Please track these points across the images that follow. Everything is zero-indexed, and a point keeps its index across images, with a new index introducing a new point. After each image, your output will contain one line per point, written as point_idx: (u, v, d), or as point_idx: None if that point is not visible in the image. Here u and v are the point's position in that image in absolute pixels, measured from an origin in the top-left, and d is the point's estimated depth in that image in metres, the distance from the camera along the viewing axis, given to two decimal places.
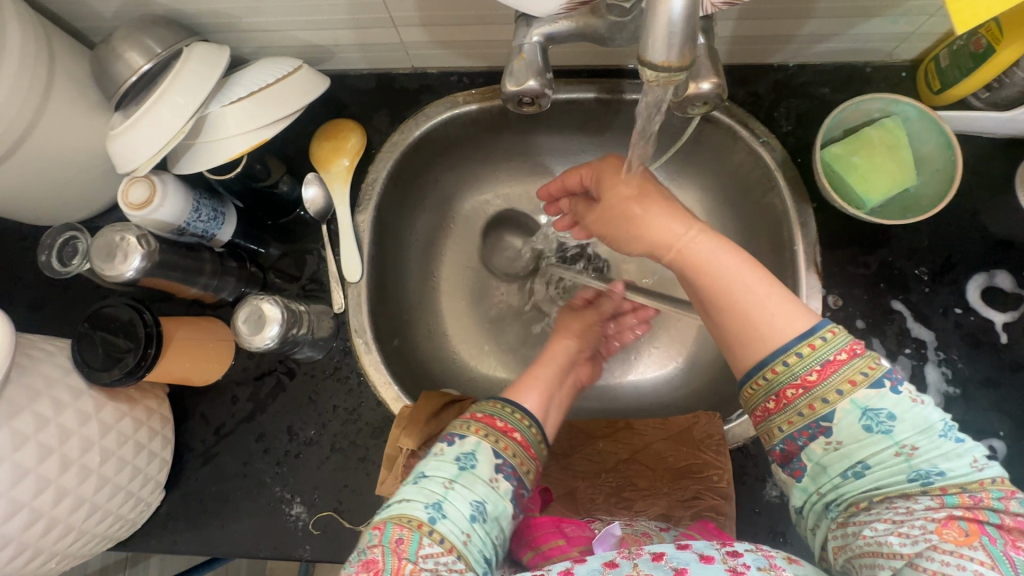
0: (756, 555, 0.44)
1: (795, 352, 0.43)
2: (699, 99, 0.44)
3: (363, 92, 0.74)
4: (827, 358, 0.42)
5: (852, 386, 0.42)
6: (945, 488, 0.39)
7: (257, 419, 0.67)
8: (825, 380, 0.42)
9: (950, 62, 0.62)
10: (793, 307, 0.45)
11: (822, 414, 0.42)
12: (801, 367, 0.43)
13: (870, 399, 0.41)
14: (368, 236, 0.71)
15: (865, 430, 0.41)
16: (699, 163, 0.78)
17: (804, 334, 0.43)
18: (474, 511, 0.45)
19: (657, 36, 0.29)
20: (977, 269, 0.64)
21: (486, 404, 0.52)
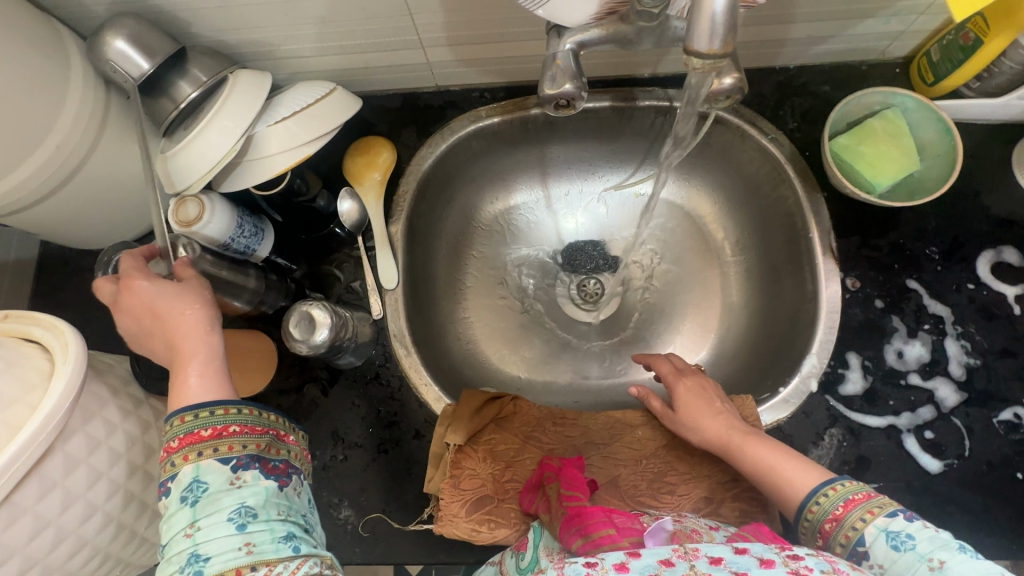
0: (817, 558, 0.40)
1: (823, 493, 0.48)
2: (723, 94, 0.48)
3: (390, 111, 0.78)
4: (849, 497, 0.46)
5: (872, 514, 0.44)
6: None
7: (302, 426, 0.68)
8: (850, 513, 0.46)
9: (941, 56, 0.67)
10: (805, 470, 0.50)
11: (857, 542, 0.45)
12: (830, 504, 0.47)
13: (889, 521, 0.43)
14: (402, 245, 0.74)
15: (893, 550, 0.42)
16: (709, 162, 0.82)
17: (827, 480, 0.48)
18: (235, 518, 0.42)
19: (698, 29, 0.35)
20: (984, 246, 0.67)
21: (173, 428, 0.45)
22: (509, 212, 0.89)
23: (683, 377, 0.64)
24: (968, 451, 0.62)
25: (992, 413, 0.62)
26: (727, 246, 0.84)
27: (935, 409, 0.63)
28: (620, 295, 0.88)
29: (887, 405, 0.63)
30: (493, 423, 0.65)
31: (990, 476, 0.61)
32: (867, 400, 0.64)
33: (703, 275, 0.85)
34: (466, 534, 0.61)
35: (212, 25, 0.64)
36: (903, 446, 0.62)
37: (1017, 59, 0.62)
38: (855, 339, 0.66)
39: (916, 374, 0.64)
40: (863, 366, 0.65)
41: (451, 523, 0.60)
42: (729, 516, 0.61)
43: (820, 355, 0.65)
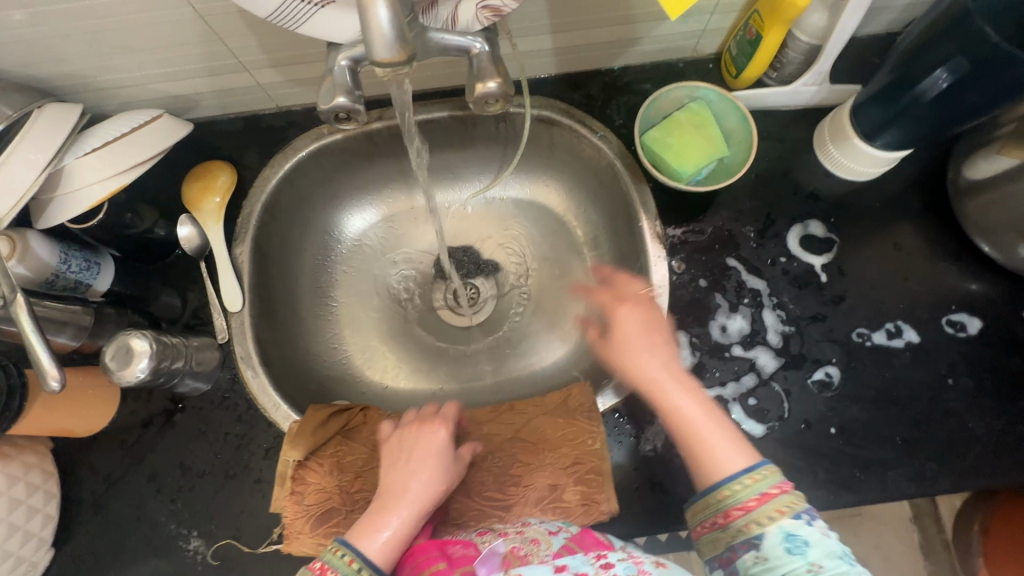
0: (627, 564, 0.50)
1: (740, 481, 0.51)
2: (491, 97, 0.51)
3: (232, 134, 0.78)
4: (763, 490, 0.49)
5: (779, 513, 0.48)
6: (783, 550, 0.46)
7: (148, 459, 0.67)
8: (761, 506, 0.49)
9: (738, 51, 0.73)
10: (733, 449, 0.53)
11: (756, 534, 0.48)
12: (743, 494, 0.50)
13: (792, 524, 0.47)
14: (249, 266, 0.74)
15: (786, 551, 0.46)
16: (556, 163, 0.86)
17: (747, 469, 0.51)
18: None
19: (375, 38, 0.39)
20: (794, 221, 0.73)
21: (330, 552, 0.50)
22: (374, 225, 0.90)
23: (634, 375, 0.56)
24: (788, 413, 0.66)
25: (807, 374, 0.67)
26: (585, 241, 0.88)
27: (757, 376, 0.67)
28: (495, 295, 0.90)
29: (713, 377, 0.67)
30: (339, 435, 0.66)
31: (808, 434, 0.65)
32: (696, 374, 0.68)
33: (567, 272, 0.88)
34: (313, 550, 0.60)
35: (12, 62, 0.62)
36: (730, 414, 0.66)
37: (798, 48, 0.69)
38: (683, 319, 0.70)
39: (738, 345, 0.68)
40: (691, 342, 0.69)
41: (297, 539, 0.60)
42: (571, 501, 0.62)
43: None
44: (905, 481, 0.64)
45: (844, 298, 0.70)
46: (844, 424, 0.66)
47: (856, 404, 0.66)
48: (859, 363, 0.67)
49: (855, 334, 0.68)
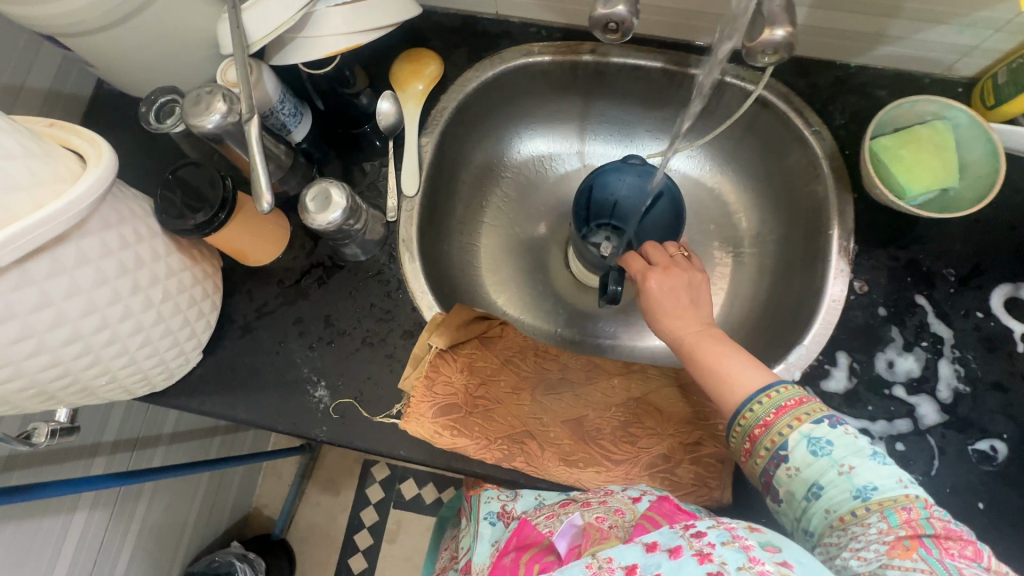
0: (719, 531, 0.42)
1: (757, 401, 0.52)
2: (771, 47, 0.48)
3: (446, 29, 0.79)
4: (782, 403, 0.51)
5: (799, 421, 0.50)
6: (883, 502, 0.44)
7: (298, 304, 0.71)
8: (780, 419, 0.51)
9: (1007, 79, 0.65)
10: (758, 368, 0.56)
11: (780, 445, 0.50)
12: (763, 411, 0.52)
13: (813, 428, 0.49)
14: (429, 158, 0.75)
15: (812, 454, 0.48)
16: (746, 148, 0.81)
17: (761, 388, 0.53)
18: (488, 516, 0.67)
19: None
20: (1004, 279, 0.66)
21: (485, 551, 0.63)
22: (539, 157, 0.89)
23: (677, 264, 0.67)
24: (936, 472, 0.61)
25: (969, 440, 0.62)
26: (746, 236, 0.84)
27: (912, 424, 0.63)
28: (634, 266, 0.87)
29: (865, 410, 0.63)
30: (477, 340, 0.67)
31: (951, 501, 0.60)
32: (847, 400, 0.64)
33: (716, 262, 0.84)
34: (428, 435, 0.62)
35: None
36: None
37: None
38: (850, 340, 0.66)
39: (901, 386, 0.64)
40: (850, 367, 0.65)
41: (417, 421, 0.62)
42: (684, 478, 0.61)
43: (810, 346, 0.66)
44: None
45: None
46: (995, 504, 0.60)
47: (1015, 489, 0.61)
48: None
49: None
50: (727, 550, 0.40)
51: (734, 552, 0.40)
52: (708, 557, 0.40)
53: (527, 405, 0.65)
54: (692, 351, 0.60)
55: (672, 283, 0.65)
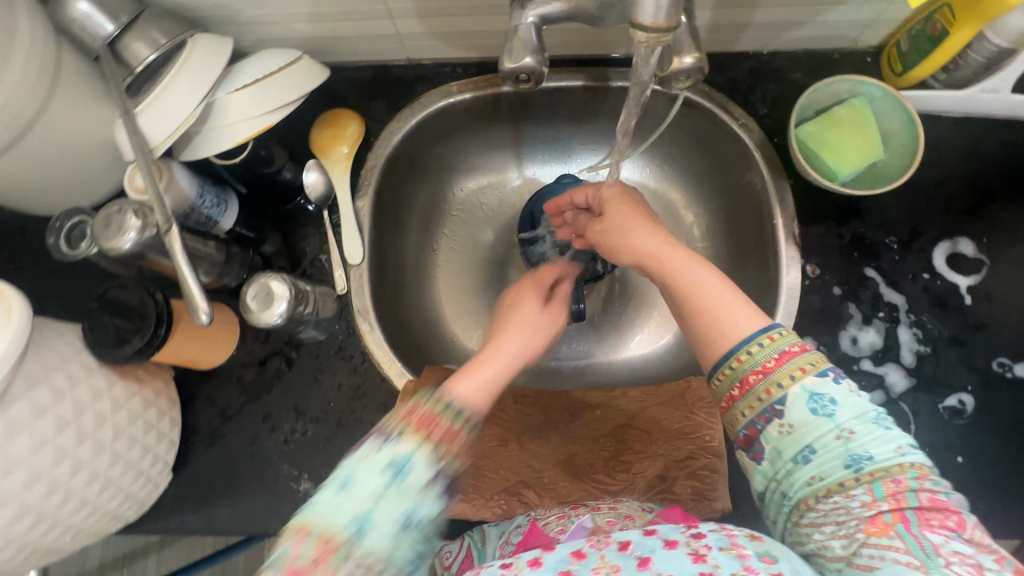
0: (718, 535, 0.42)
1: (756, 343, 0.44)
2: (682, 74, 0.48)
3: (359, 83, 0.76)
4: (784, 349, 0.44)
5: (802, 372, 0.43)
6: (874, 473, 0.40)
7: (263, 399, 0.68)
8: (782, 367, 0.43)
9: (910, 46, 0.68)
10: (754, 309, 0.47)
11: (777, 398, 0.43)
12: (761, 356, 0.44)
13: (817, 384, 0.42)
14: (369, 220, 0.73)
15: (811, 412, 0.42)
16: (681, 147, 0.82)
17: (765, 329, 0.45)
18: (403, 518, 0.40)
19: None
20: (942, 237, 0.68)
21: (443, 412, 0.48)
22: (480, 191, 0.87)
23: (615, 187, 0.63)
24: (914, 436, 0.64)
25: (938, 399, 0.64)
26: (697, 231, 0.84)
27: (884, 395, 0.65)
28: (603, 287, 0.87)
29: None
30: None
31: (932, 461, 0.63)
32: None
33: None
34: None
35: None
36: None
37: (981, 52, 0.63)
38: (812, 324, 0.67)
39: (868, 360, 0.66)
40: (817, 350, 0.66)
41: None
42: (682, 493, 0.62)
43: None
44: None
45: (987, 324, 0.66)
46: (972, 454, 0.63)
47: (987, 436, 0.63)
48: (997, 394, 0.64)
49: (994, 364, 0.65)
50: (722, 553, 0.40)
51: (730, 559, 0.40)
52: (702, 557, 0.40)
53: (516, 454, 0.65)
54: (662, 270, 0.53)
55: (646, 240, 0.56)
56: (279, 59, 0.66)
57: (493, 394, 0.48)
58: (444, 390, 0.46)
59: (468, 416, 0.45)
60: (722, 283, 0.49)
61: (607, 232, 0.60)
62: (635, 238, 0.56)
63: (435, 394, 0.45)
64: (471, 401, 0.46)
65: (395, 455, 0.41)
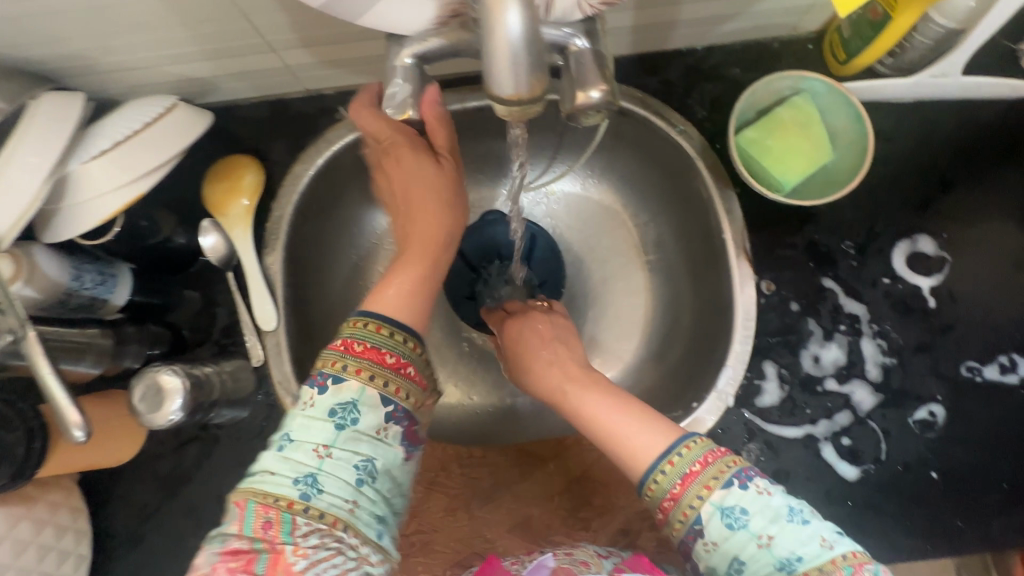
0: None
1: (660, 470, 0.44)
2: (591, 109, 0.41)
3: (254, 123, 0.68)
4: (686, 471, 0.43)
5: (709, 489, 0.42)
6: (806, 573, 0.39)
7: (183, 493, 0.61)
8: (687, 489, 0.43)
9: (851, 32, 0.61)
10: (654, 424, 0.47)
11: (692, 519, 0.42)
12: (668, 483, 0.43)
13: (723, 496, 0.41)
14: (281, 278, 0.65)
15: (727, 528, 0.41)
16: (623, 155, 0.75)
17: (663, 452, 0.44)
18: (358, 473, 0.42)
19: (500, 60, 0.28)
20: (901, 236, 0.64)
21: (351, 328, 0.46)
22: None
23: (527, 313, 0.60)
24: (885, 455, 0.60)
25: (908, 413, 0.61)
26: (647, 244, 0.78)
27: (852, 415, 0.61)
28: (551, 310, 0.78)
29: (804, 414, 0.61)
30: None
31: (904, 480, 0.60)
32: (785, 411, 0.61)
33: (626, 276, 0.78)
34: None
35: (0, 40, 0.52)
36: (821, 455, 0.60)
37: (928, 35, 0.58)
38: (772, 346, 0.62)
39: (832, 378, 0.61)
40: (779, 374, 0.62)
41: None
42: (647, 546, 0.58)
43: (736, 366, 0.61)
44: (1008, 530, 0.59)
45: (954, 326, 0.62)
46: (946, 468, 0.60)
47: (960, 448, 0.60)
48: (967, 401, 0.61)
49: (963, 369, 0.61)
50: None
51: None
52: None
53: (467, 524, 0.60)
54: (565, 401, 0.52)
55: (421, 166, 0.53)
56: (149, 110, 0.57)
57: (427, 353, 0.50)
58: (363, 309, 0.48)
59: (414, 346, 0.46)
60: (620, 405, 0.49)
61: (518, 366, 0.58)
62: (543, 376, 0.55)
63: (354, 321, 0.46)
64: (404, 322, 0.47)
65: (339, 400, 0.43)
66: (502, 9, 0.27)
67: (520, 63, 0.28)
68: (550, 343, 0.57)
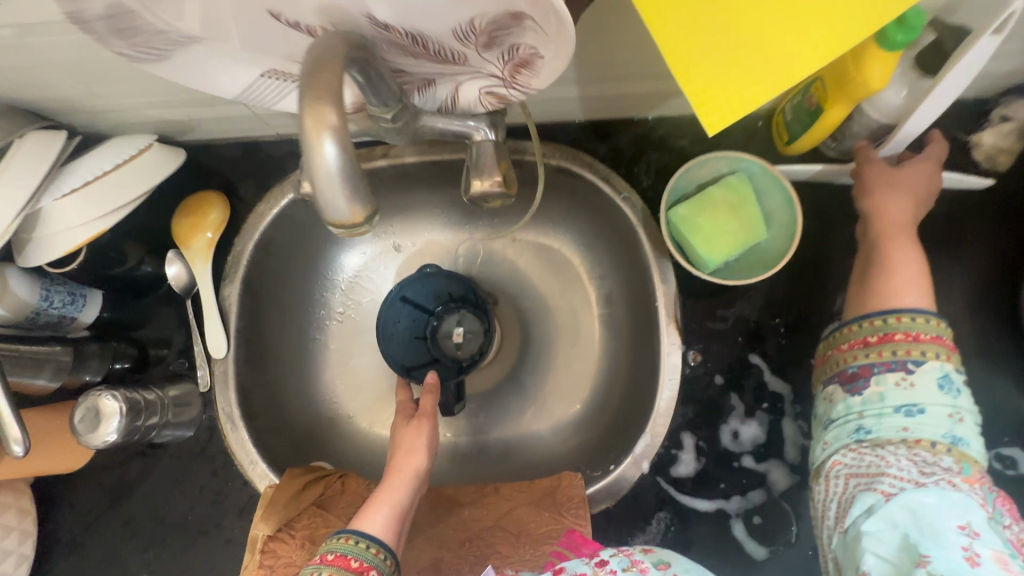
0: (620, 559, 0.48)
1: (922, 316, 0.51)
2: (492, 197, 0.44)
3: (229, 162, 0.73)
4: (920, 332, 0.50)
5: (946, 358, 0.49)
6: (963, 453, 0.47)
7: (124, 504, 0.66)
8: (908, 341, 0.50)
9: (793, 116, 0.62)
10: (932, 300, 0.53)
11: (913, 359, 0.49)
12: (914, 326, 0.50)
13: (954, 372, 0.49)
14: (235, 310, 0.70)
15: (939, 387, 0.48)
16: (576, 212, 0.77)
17: (930, 312, 0.51)
18: None
19: (329, 188, 0.28)
20: (833, 319, 0.64)
21: (337, 543, 0.52)
22: (368, 265, 0.82)
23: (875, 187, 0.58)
24: (796, 538, 0.60)
25: None
26: (597, 299, 0.80)
27: (765, 493, 0.61)
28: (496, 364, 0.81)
29: (716, 488, 0.62)
30: (314, 506, 0.64)
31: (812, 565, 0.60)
32: (698, 483, 0.62)
33: (575, 329, 0.80)
34: None
35: None
36: (729, 531, 0.61)
37: (863, 127, 0.59)
38: (692, 417, 0.64)
39: (749, 456, 0.62)
40: (696, 447, 0.63)
41: None
42: None
43: (653, 434, 0.62)
44: None
45: None
46: None
47: None
48: None
49: None
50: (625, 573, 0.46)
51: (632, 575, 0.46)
52: None
53: None
54: (883, 234, 0.57)
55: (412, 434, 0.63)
56: (121, 151, 0.62)
57: (400, 521, 0.56)
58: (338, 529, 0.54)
59: (380, 554, 0.52)
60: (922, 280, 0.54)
61: (864, 190, 0.59)
62: (898, 210, 0.57)
63: (343, 537, 0.52)
64: (381, 538, 0.54)
65: None
66: (316, 145, 0.27)
67: (348, 185, 0.29)
68: (932, 198, 0.58)
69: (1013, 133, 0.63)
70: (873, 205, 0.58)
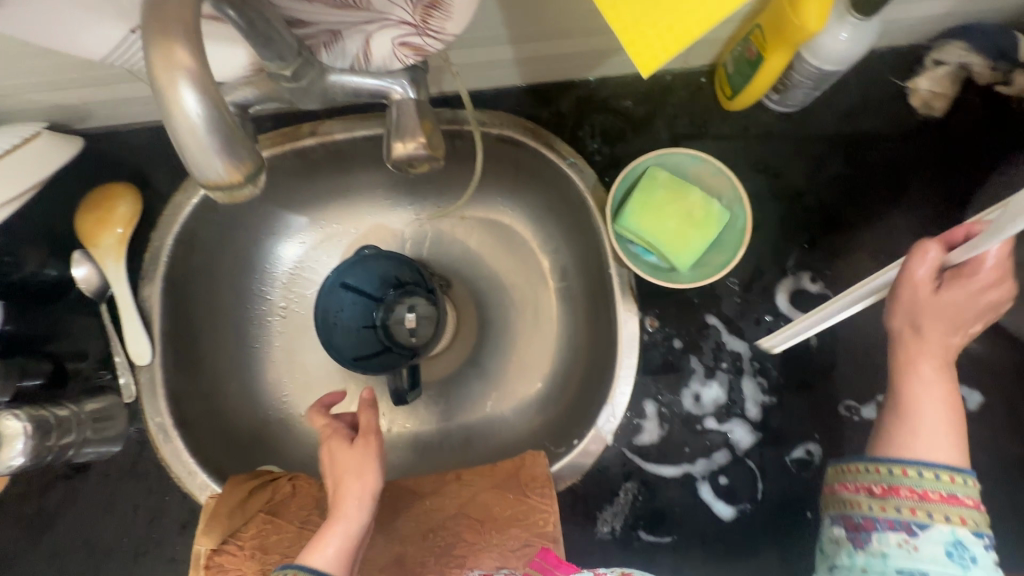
0: None
1: (936, 472, 0.45)
2: (418, 160, 0.40)
3: (136, 150, 0.66)
4: (940, 492, 0.44)
5: (959, 520, 0.43)
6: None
7: (46, 534, 0.60)
8: (934, 502, 0.44)
9: (735, 69, 0.61)
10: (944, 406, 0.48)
11: (918, 520, 0.44)
12: (929, 483, 0.45)
13: (967, 536, 0.43)
14: (159, 312, 0.64)
15: (947, 556, 0.43)
16: (523, 184, 0.74)
17: (952, 466, 0.45)
18: None
19: (197, 148, 0.26)
20: (785, 274, 0.64)
21: None
22: (308, 253, 0.76)
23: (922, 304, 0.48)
24: (761, 495, 0.60)
25: (785, 452, 0.61)
26: (552, 273, 0.77)
27: (729, 454, 0.60)
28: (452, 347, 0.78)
29: (682, 453, 0.61)
30: (262, 514, 0.59)
31: (779, 520, 0.60)
32: (663, 450, 0.61)
33: (531, 305, 0.78)
34: None
35: None
36: (697, 495, 0.60)
37: (804, 75, 0.58)
38: (653, 384, 0.62)
39: (712, 417, 0.61)
40: (659, 413, 0.61)
41: None
42: None
43: (615, 404, 0.61)
44: None
45: (834, 365, 0.62)
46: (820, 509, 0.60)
47: None
48: (844, 441, 0.61)
49: (842, 408, 0.61)
50: None
51: None
52: None
53: None
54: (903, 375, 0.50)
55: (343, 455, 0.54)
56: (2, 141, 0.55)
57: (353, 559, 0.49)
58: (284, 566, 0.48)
59: None
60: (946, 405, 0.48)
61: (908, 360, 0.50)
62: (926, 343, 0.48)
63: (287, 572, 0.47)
64: None
65: None
66: (172, 98, 0.25)
67: (218, 141, 0.27)
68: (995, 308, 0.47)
69: (948, 77, 0.65)
70: (902, 330, 0.49)
